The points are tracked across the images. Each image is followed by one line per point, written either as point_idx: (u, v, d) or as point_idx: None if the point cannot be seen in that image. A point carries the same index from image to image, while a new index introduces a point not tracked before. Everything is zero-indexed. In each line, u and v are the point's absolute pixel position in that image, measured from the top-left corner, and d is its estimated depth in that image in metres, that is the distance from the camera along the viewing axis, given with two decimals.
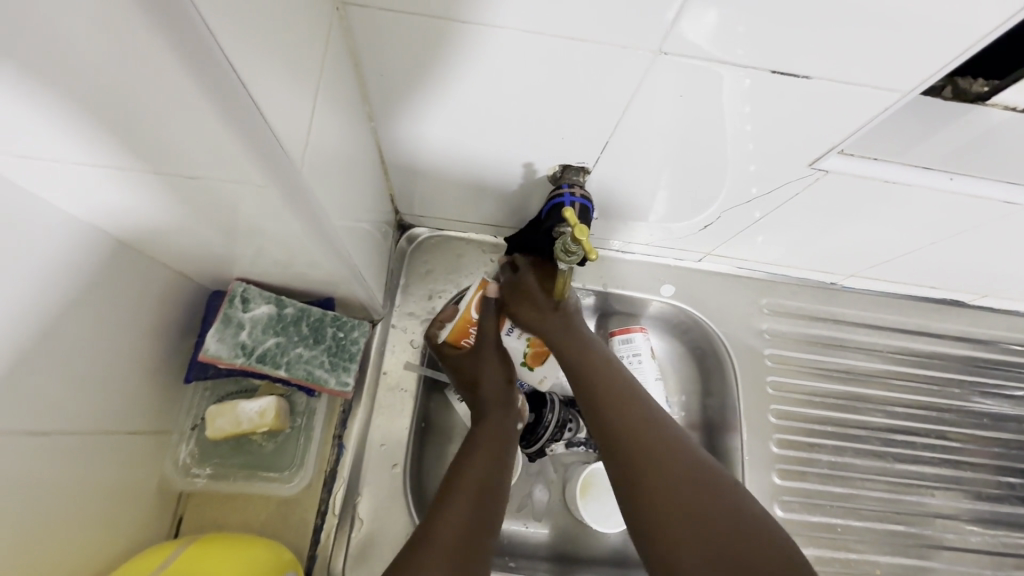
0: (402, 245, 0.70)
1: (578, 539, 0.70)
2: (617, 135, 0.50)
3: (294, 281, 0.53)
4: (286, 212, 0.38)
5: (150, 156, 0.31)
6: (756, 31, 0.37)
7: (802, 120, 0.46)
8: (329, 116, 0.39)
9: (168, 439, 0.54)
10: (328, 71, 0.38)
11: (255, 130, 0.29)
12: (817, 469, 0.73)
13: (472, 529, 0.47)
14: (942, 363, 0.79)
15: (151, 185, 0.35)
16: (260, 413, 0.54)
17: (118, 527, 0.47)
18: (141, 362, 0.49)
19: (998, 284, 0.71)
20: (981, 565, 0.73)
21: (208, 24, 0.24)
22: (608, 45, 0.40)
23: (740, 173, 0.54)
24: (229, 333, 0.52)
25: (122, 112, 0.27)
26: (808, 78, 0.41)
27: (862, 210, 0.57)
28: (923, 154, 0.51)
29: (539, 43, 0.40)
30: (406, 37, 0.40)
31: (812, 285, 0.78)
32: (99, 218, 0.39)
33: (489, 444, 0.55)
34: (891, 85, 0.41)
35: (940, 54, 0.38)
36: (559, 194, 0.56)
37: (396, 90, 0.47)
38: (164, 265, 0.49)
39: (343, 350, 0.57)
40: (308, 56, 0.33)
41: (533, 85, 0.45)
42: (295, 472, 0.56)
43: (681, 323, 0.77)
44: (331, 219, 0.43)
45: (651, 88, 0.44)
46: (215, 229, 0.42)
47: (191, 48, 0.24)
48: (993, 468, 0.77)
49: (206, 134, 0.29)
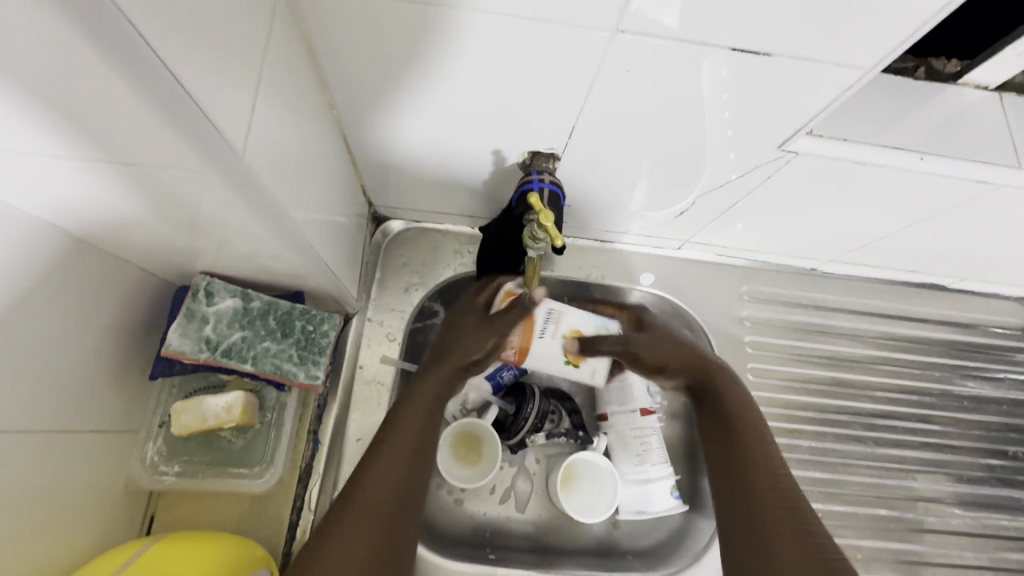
0: (377, 238, 0.69)
1: (560, 531, 0.69)
2: (587, 123, 0.50)
3: (260, 275, 0.52)
4: (240, 202, 0.37)
5: (86, 144, 0.30)
6: (729, 10, 0.37)
7: (771, 101, 0.45)
8: (280, 103, 0.38)
9: (134, 437, 0.53)
10: (276, 58, 0.37)
11: (191, 114, 0.28)
12: (798, 455, 0.73)
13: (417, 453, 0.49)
14: (924, 347, 0.79)
15: (93, 175, 0.34)
16: (227, 408, 0.53)
17: (82, 528, 0.47)
18: (102, 359, 0.48)
19: (976, 266, 0.71)
20: (964, 547, 0.73)
21: (132, 11, 0.23)
22: (566, 27, 0.39)
23: (721, 161, 0.54)
24: (192, 328, 0.51)
25: (52, 100, 0.26)
26: (770, 56, 0.41)
27: (838, 192, 0.56)
28: (892, 135, 0.51)
29: (493, 26, 0.39)
30: (362, 20, 0.40)
31: (792, 272, 0.78)
32: (47, 213, 0.38)
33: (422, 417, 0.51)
34: (856, 62, 0.40)
35: (902, 25, 0.37)
36: (528, 180, 0.55)
37: (355, 78, 0.46)
38: (125, 261, 0.48)
39: (313, 344, 0.56)
40: (249, 39, 0.32)
41: (497, 72, 0.44)
42: (266, 467, 0.56)
43: (663, 312, 0.76)
44: (292, 212, 0.42)
45: (615, 73, 0.43)
46: (170, 222, 0.41)
47: (114, 31, 0.23)
48: (975, 450, 0.77)
49: (141, 121, 0.28)
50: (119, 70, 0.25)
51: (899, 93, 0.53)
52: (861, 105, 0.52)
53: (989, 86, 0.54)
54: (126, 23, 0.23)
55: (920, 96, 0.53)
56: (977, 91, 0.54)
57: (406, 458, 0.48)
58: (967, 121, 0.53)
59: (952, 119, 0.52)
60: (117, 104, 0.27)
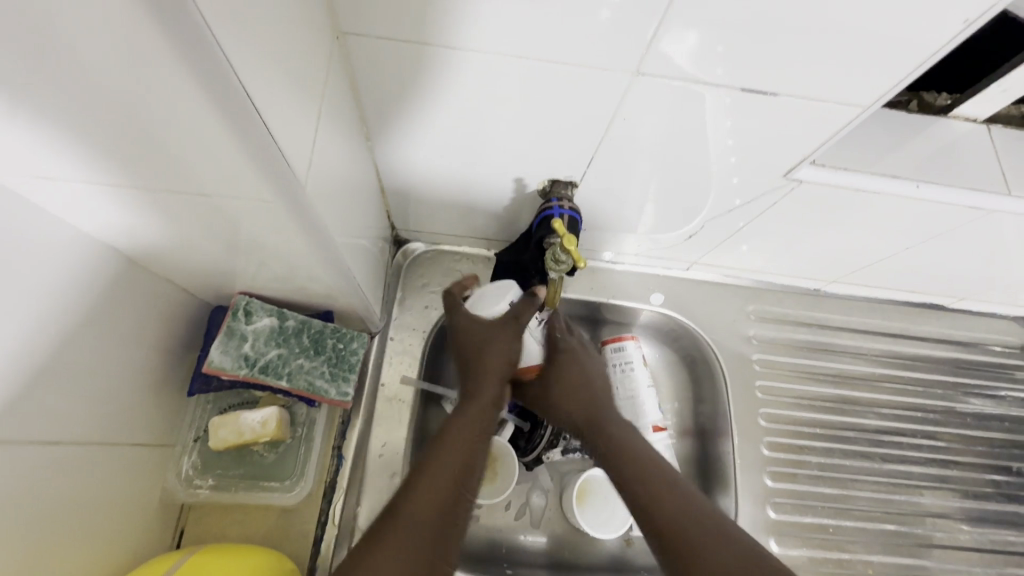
0: (398, 259, 0.73)
1: (576, 547, 0.70)
2: (605, 153, 0.53)
3: (295, 295, 0.55)
4: (293, 228, 0.40)
5: (163, 175, 0.33)
6: (737, 49, 0.40)
7: (777, 134, 0.49)
8: (330, 137, 0.41)
9: (171, 451, 0.55)
10: (327, 96, 0.40)
11: (267, 152, 0.32)
12: (807, 471, 0.75)
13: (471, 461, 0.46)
14: (927, 365, 0.81)
15: (162, 204, 0.37)
16: (262, 423, 0.55)
17: (120, 539, 0.48)
18: (146, 375, 0.51)
19: (976, 287, 0.74)
20: (972, 562, 0.74)
21: (235, 72, 0.27)
22: (592, 68, 0.43)
23: (724, 185, 0.56)
24: (232, 346, 0.54)
25: (142, 138, 0.30)
26: (776, 94, 0.44)
27: (841, 217, 0.60)
28: (889, 164, 0.54)
29: (521, 66, 0.43)
30: (401, 60, 0.43)
31: (797, 292, 0.80)
32: (112, 236, 0.41)
33: (477, 422, 0.48)
34: (854, 100, 0.44)
35: (896, 67, 0.41)
36: (548, 206, 0.58)
37: (390, 111, 0.49)
38: (171, 282, 0.51)
39: (343, 361, 0.59)
40: (309, 79, 0.36)
41: (523, 107, 0.47)
42: (296, 480, 0.58)
43: (671, 332, 0.79)
44: (334, 235, 0.45)
45: (641, 105, 0.46)
46: (222, 246, 0.44)
47: (206, 73, 0.26)
48: (981, 466, 0.79)
49: (220, 157, 0.32)
50: (219, 118, 0.28)
51: (895, 126, 0.56)
52: (859, 136, 0.55)
53: (978, 119, 0.58)
54: (231, 76, 0.27)
55: (914, 127, 0.57)
56: (967, 123, 0.58)
57: (465, 457, 0.45)
58: (959, 151, 0.56)
59: (945, 149, 0.56)
60: (204, 143, 0.30)
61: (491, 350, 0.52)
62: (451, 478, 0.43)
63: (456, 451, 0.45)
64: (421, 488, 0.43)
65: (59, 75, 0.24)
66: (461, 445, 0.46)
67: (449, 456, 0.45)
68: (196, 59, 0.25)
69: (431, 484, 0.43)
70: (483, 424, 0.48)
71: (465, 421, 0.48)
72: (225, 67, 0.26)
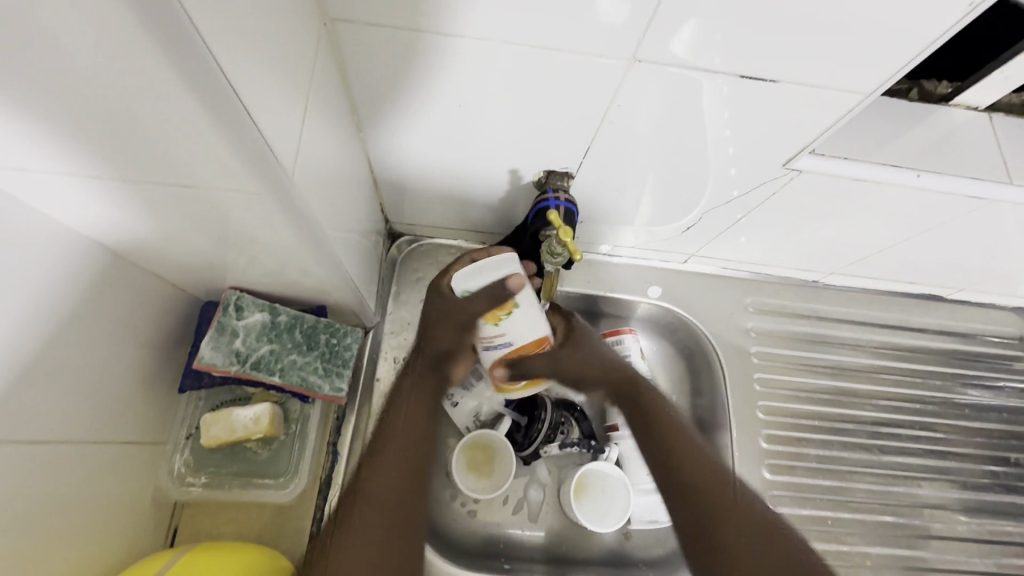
0: (393, 253, 0.72)
1: (574, 541, 0.70)
2: (601, 144, 0.52)
3: (286, 289, 0.54)
4: (282, 222, 0.39)
5: (144, 166, 0.32)
6: (737, 36, 0.39)
7: (775, 123, 0.48)
8: (319, 127, 0.40)
9: (162, 449, 0.54)
10: (316, 84, 0.39)
11: (251, 142, 0.30)
12: (805, 463, 0.74)
13: (419, 439, 0.51)
14: (925, 357, 0.81)
15: (145, 196, 0.36)
16: (254, 419, 0.54)
17: (111, 539, 0.48)
18: (135, 372, 0.50)
19: (975, 278, 0.74)
20: (970, 553, 0.74)
21: (214, 59, 0.26)
22: (587, 56, 0.42)
23: (722, 176, 0.56)
24: (224, 341, 0.53)
25: (120, 127, 0.29)
26: (775, 82, 0.43)
27: (841, 207, 0.59)
28: (889, 153, 0.53)
29: (516, 56, 0.42)
30: (393, 48, 0.42)
31: (795, 283, 0.80)
32: (95, 230, 0.40)
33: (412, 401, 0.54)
34: (854, 87, 0.43)
35: (897, 54, 0.40)
36: (544, 198, 0.57)
37: (382, 102, 0.48)
38: (158, 277, 0.50)
39: (337, 356, 0.58)
40: (296, 68, 0.35)
41: (518, 98, 0.47)
42: (290, 478, 0.57)
43: (670, 325, 0.78)
44: (325, 228, 0.44)
45: (637, 96, 0.46)
46: (209, 240, 0.43)
47: (184, 60, 0.25)
48: (979, 457, 0.78)
49: (202, 147, 0.30)
50: (198, 108, 0.27)
51: (896, 115, 0.55)
52: (859, 125, 0.54)
53: (980, 106, 0.57)
54: (211, 63, 0.26)
55: (914, 115, 0.56)
56: (968, 111, 0.57)
57: (413, 431, 0.51)
58: (960, 139, 0.56)
59: (945, 138, 0.55)
60: (185, 133, 0.29)
61: (430, 339, 0.57)
62: (400, 461, 0.48)
63: (399, 437, 0.50)
64: (370, 478, 0.47)
65: (33, 64, 0.23)
66: (399, 434, 0.51)
67: (396, 436, 0.50)
68: (174, 46, 0.24)
69: (376, 470, 0.48)
70: (417, 407, 0.54)
71: (401, 407, 0.53)
72: (205, 53, 0.25)
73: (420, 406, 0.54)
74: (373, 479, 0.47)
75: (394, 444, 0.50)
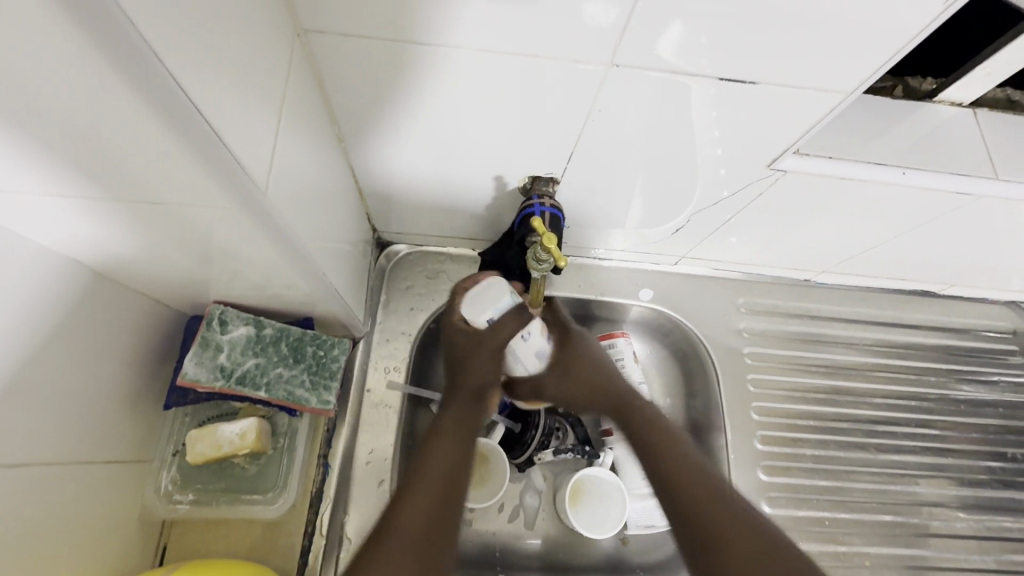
0: (381, 262, 0.71)
1: (570, 547, 0.70)
2: (586, 148, 0.52)
3: (271, 303, 0.54)
4: (261, 236, 0.38)
5: (116, 185, 0.32)
6: (719, 38, 0.39)
7: (757, 124, 0.48)
8: (295, 138, 0.40)
9: (148, 467, 0.54)
10: (290, 97, 0.39)
11: (222, 158, 0.30)
12: (801, 463, 0.74)
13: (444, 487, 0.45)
14: (919, 353, 0.81)
15: (120, 214, 0.35)
16: (240, 435, 0.54)
17: (98, 561, 0.47)
18: (119, 390, 0.49)
19: (966, 273, 0.73)
20: (970, 550, 0.74)
21: (175, 75, 0.25)
22: (566, 60, 0.41)
23: (711, 177, 0.55)
24: (207, 357, 0.52)
25: (89, 147, 0.28)
26: (755, 83, 0.43)
27: (828, 206, 0.59)
28: (874, 152, 0.53)
29: (496, 62, 0.42)
30: (371, 58, 0.42)
31: (787, 283, 0.79)
32: (72, 250, 0.40)
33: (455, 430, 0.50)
34: (835, 87, 0.43)
35: (877, 53, 0.40)
36: (529, 204, 0.57)
37: (363, 112, 0.48)
38: (141, 295, 0.49)
39: (324, 368, 0.58)
40: (268, 80, 0.34)
41: (499, 105, 0.46)
42: (280, 492, 0.56)
43: (662, 327, 0.78)
44: (306, 240, 0.43)
45: (620, 99, 0.45)
46: (189, 256, 0.43)
47: (151, 78, 0.25)
48: (975, 453, 0.78)
49: (172, 165, 0.30)
50: (164, 126, 0.27)
51: (880, 113, 0.55)
52: (843, 123, 0.54)
53: (964, 102, 0.57)
54: (171, 81, 0.25)
55: (899, 113, 0.56)
56: (952, 107, 0.57)
57: (446, 468, 0.46)
58: (947, 136, 0.55)
59: (930, 135, 0.55)
60: (155, 152, 0.29)
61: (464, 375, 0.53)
62: (433, 499, 0.44)
63: (431, 477, 0.45)
64: (404, 510, 0.43)
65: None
66: (435, 468, 0.46)
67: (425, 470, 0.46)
68: (135, 66, 0.24)
69: (412, 505, 0.43)
70: (457, 443, 0.49)
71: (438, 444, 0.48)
72: (165, 70, 0.25)
73: (455, 430, 0.50)
74: (407, 507, 0.43)
75: (426, 486, 0.45)
